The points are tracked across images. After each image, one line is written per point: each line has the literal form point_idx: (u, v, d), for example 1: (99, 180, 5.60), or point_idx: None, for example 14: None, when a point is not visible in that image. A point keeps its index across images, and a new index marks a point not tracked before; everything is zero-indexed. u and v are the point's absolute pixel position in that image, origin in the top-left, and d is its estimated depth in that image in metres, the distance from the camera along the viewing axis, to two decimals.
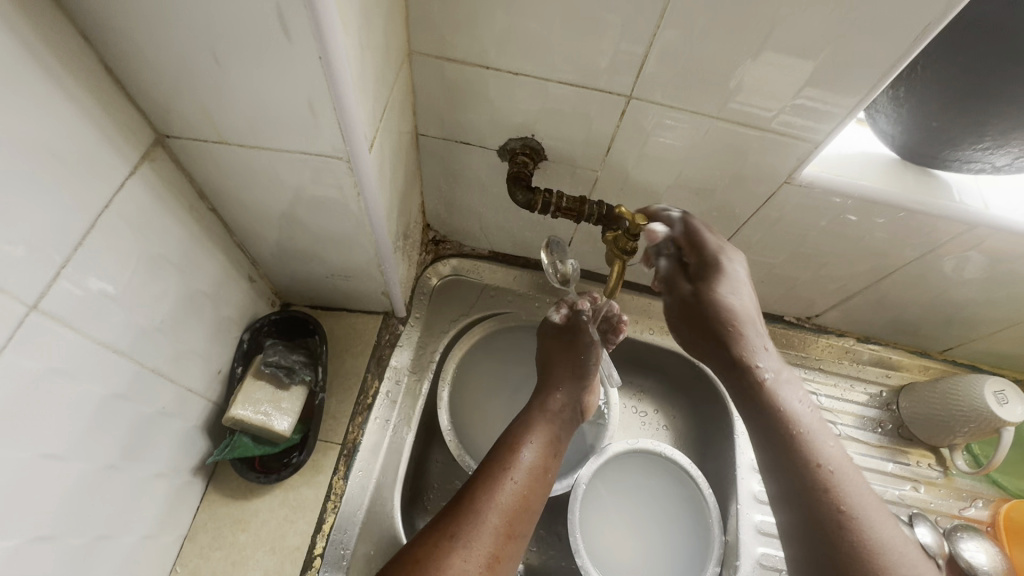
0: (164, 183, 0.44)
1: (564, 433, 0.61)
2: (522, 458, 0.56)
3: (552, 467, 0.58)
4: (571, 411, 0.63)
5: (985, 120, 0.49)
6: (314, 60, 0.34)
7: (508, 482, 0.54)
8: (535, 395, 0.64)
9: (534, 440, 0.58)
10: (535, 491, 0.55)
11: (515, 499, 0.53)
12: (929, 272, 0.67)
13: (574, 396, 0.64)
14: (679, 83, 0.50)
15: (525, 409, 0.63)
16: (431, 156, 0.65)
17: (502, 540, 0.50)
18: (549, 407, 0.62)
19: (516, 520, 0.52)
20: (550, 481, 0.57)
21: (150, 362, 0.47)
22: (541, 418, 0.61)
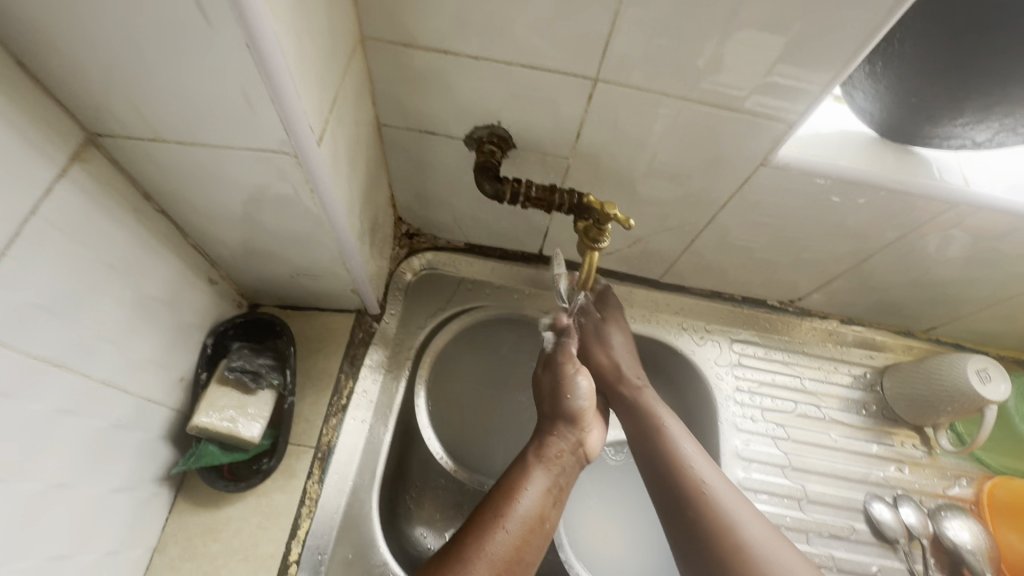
0: (99, 186, 0.42)
1: (564, 480, 0.59)
2: (518, 505, 0.54)
3: (552, 517, 0.56)
4: (570, 457, 0.62)
5: (966, 93, 0.47)
6: (242, 50, 0.32)
7: (503, 530, 0.51)
8: (533, 441, 0.63)
9: (535, 484, 0.56)
10: (530, 541, 0.52)
11: (507, 549, 0.50)
12: (911, 252, 0.66)
13: (574, 439, 0.62)
14: (646, 64, 0.48)
15: (521, 456, 0.60)
16: (396, 147, 0.62)
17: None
18: (550, 452, 0.60)
19: (507, 574, 0.49)
20: (548, 532, 0.55)
21: (97, 374, 0.45)
22: (540, 465, 0.59)
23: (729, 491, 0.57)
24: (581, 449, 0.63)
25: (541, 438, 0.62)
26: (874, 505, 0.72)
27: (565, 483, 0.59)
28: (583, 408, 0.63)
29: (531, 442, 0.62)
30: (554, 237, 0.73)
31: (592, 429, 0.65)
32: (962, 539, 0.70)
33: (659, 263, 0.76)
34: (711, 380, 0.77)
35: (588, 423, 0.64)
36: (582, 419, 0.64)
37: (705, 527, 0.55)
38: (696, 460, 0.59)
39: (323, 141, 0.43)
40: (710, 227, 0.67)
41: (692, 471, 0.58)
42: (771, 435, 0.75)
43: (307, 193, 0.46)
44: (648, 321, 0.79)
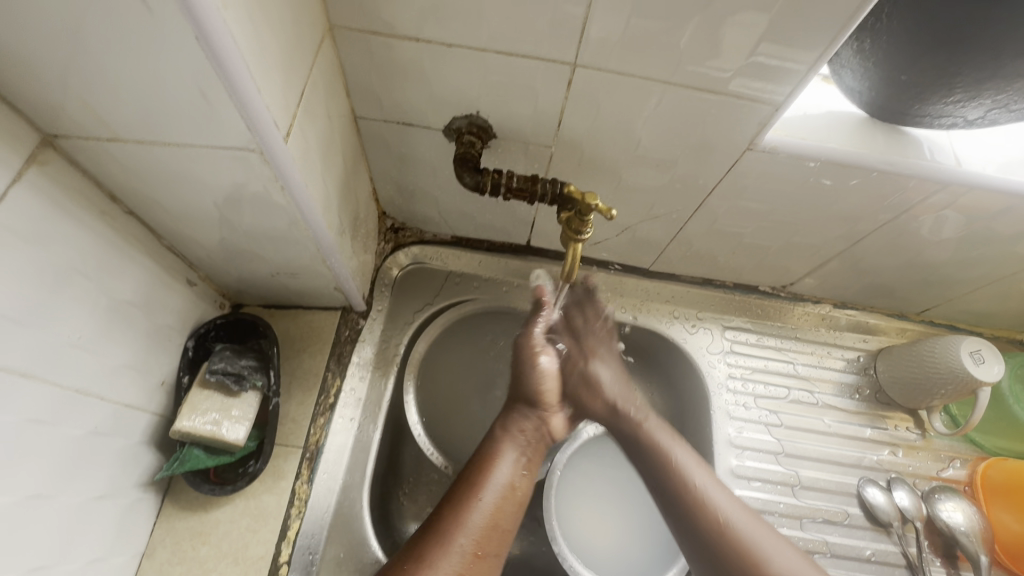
0: (60, 189, 0.41)
1: (532, 453, 0.63)
2: (492, 479, 0.58)
3: (523, 485, 0.59)
4: (537, 432, 0.65)
5: (956, 71, 0.46)
6: (191, 42, 0.31)
7: (477, 502, 0.55)
8: (500, 416, 0.65)
9: (506, 458, 0.60)
10: (505, 509, 0.57)
11: (484, 519, 0.55)
12: (904, 234, 0.65)
13: (539, 417, 0.65)
14: (625, 47, 0.46)
15: (490, 432, 0.63)
16: (374, 140, 0.61)
17: (470, 560, 0.52)
18: (516, 425, 0.63)
19: (485, 541, 0.54)
20: (522, 500, 0.59)
21: (70, 383, 0.45)
22: (509, 438, 0.62)
23: (747, 517, 0.58)
24: (548, 428, 0.66)
25: (508, 412, 0.65)
26: (867, 489, 0.72)
27: (534, 454, 0.63)
28: (546, 388, 0.66)
29: (500, 415, 0.65)
30: (541, 228, 0.72)
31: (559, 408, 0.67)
32: (955, 521, 0.70)
33: (648, 251, 0.74)
34: (703, 368, 0.76)
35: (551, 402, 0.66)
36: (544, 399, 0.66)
37: (727, 556, 0.56)
38: (708, 489, 0.59)
39: (291, 136, 0.42)
40: (698, 214, 0.65)
41: (705, 501, 0.58)
42: (764, 422, 0.74)
43: (279, 191, 0.45)
44: (638, 311, 0.78)
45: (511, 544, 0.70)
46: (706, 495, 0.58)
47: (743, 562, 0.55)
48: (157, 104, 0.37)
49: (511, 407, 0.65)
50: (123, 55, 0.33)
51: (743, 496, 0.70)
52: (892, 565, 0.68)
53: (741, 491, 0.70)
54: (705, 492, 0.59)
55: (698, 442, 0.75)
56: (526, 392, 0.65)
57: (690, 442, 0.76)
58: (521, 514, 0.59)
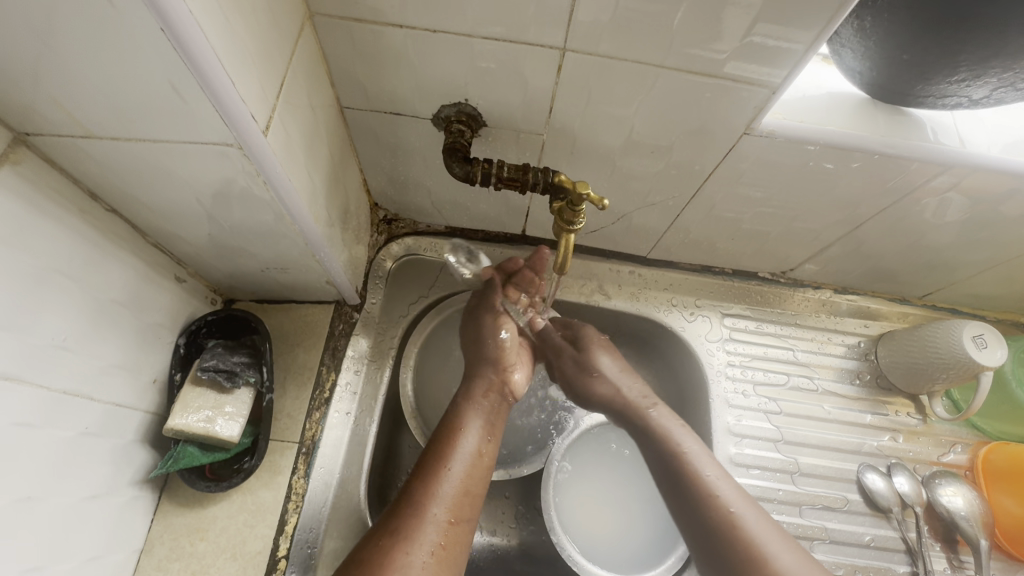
0: (37, 187, 0.41)
1: (496, 417, 0.64)
2: (460, 447, 0.59)
3: (488, 450, 0.61)
4: (499, 395, 0.66)
5: (961, 48, 0.44)
6: (157, 34, 0.30)
7: (446, 472, 0.56)
8: (462, 384, 0.66)
9: (469, 427, 0.61)
10: (473, 475, 0.58)
11: (455, 487, 0.56)
12: (907, 217, 0.63)
13: (498, 379, 0.67)
14: (615, 29, 0.44)
15: (453, 401, 0.65)
16: (362, 130, 0.59)
17: (445, 528, 0.53)
18: (479, 389, 0.65)
19: (459, 507, 0.55)
20: (490, 464, 0.60)
21: (58, 385, 0.45)
22: (471, 405, 0.63)
23: (757, 515, 0.57)
24: (509, 387, 0.68)
25: (470, 380, 0.66)
26: (867, 475, 0.71)
27: (496, 419, 0.64)
28: (506, 349, 0.68)
29: (462, 384, 0.67)
30: (535, 217, 0.70)
31: (517, 365, 0.69)
32: (955, 506, 0.70)
33: (645, 239, 0.73)
34: (702, 357, 0.75)
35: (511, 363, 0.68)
36: (504, 360, 0.68)
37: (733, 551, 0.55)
38: (719, 485, 0.59)
39: (271, 128, 0.41)
40: (695, 201, 0.64)
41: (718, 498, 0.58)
42: (763, 409, 0.74)
43: (261, 185, 0.44)
44: (636, 300, 0.77)
45: (511, 534, 0.70)
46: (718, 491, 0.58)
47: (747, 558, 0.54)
48: (129, 99, 0.36)
49: (471, 373, 0.67)
50: (88, 48, 0.32)
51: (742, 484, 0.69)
52: (891, 551, 0.68)
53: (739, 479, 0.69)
54: (717, 489, 0.59)
55: (697, 431, 0.75)
56: (487, 359, 0.67)
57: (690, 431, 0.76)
58: (490, 478, 0.60)
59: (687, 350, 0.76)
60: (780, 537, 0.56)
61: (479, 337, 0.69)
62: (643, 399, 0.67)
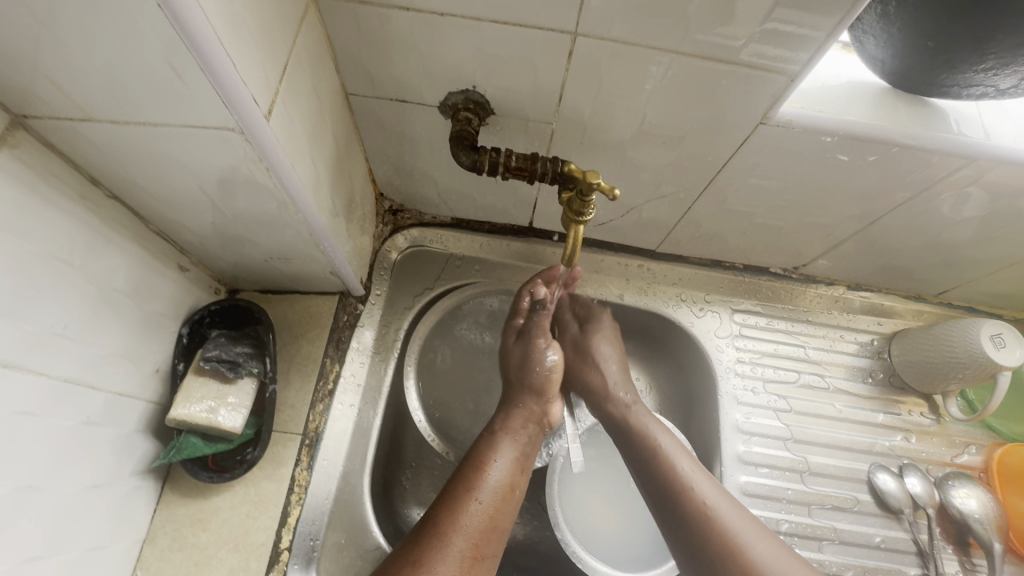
0: (36, 172, 0.40)
1: (530, 450, 0.63)
2: (489, 477, 0.57)
3: (520, 483, 0.59)
4: (537, 427, 0.65)
5: (988, 35, 0.42)
6: (154, 10, 0.29)
7: (475, 502, 0.54)
8: (503, 409, 0.65)
9: (502, 457, 0.59)
10: (502, 509, 0.56)
11: (482, 520, 0.54)
12: (925, 212, 0.61)
13: (538, 411, 0.66)
14: (629, 13, 0.43)
15: (488, 429, 0.63)
16: (368, 117, 0.58)
17: (469, 563, 0.51)
18: (517, 421, 0.63)
19: (483, 540, 0.53)
20: (518, 498, 0.58)
21: (61, 373, 0.44)
22: (507, 436, 0.61)
23: (731, 509, 0.56)
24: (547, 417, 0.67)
25: (510, 410, 0.65)
26: (878, 475, 0.70)
27: (530, 451, 0.62)
28: (551, 378, 0.67)
29: (499, 413, 0.65)
30: (543, 209, 0.69)
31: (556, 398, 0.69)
32: (968, 508, 0.68)
33: (655, 233, 0.72)
34: (711, 353, 0.74)
35: (554, 392, 0.67)
36: (549, 389, 0.67)
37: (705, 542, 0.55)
38: (694, 479, 0.58)
39: (274, 114, 0.40)
40: (707, 194, 0.63)
41: (693, 492, 0.57)
42: (773, 407, 0.72)
43: (264, 173, 0.43)
44: (644, 294, 0.76)
45: (515, 529, 0.70)
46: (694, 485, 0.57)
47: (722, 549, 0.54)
48: (129, 81, 0.35)
49: (514, 402, 0.65)
50: (86, 28, 0.31)
51: (749, 482, 0.68)
52: (901, 553, 0.67)
53: (746, 477, 0.68)
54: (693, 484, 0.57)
55: (705, 428, 0.73)
56: (534, 386, 0.66)
57: (697, 428, 0.75)
58: (517, 512, 0.58)
59: (696, 346, 0.75)
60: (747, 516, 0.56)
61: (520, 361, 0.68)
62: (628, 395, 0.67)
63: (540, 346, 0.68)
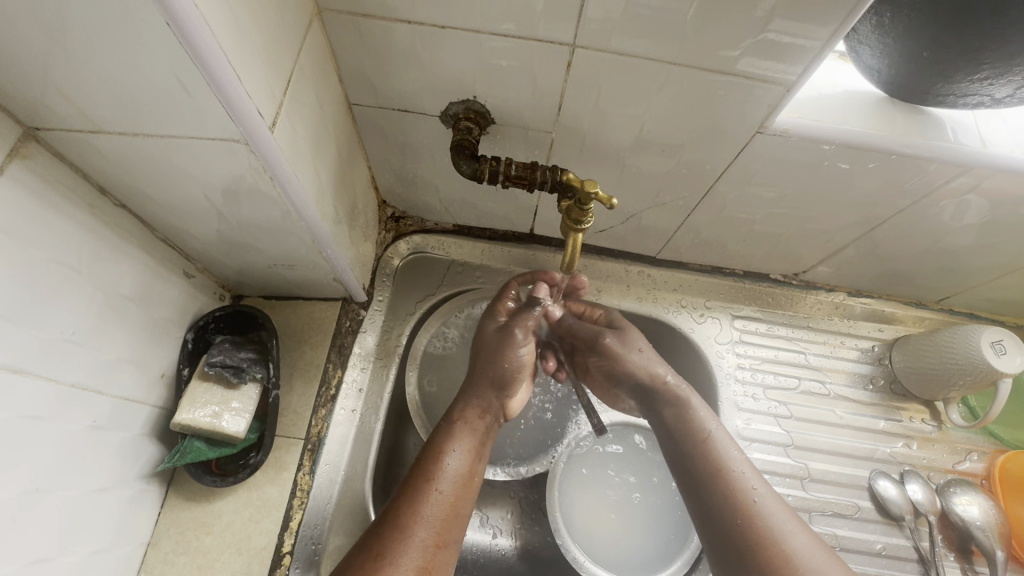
0: (46, 182, 0.41)
1: (488, 437, 0.61)
2: (447, 466, 0.56)
3: (479, 471, 0.58)
4: (495, 415, 0.63)
5: (982, 45, 0.43)
6: (163, 28, 0.30)
7: (433, 493, 0.53)
8: (459, 398, 0.63)
9: (458, 446, 0.58)
10: (462, 496, 0.55)
11: (442, 509, 0.53)
12: (924, 218, 0.62)
13: (498, 398, 0.63)
14: (626, 25, 0.44)
15: (447, 416, 0.61)
16: (371, 126, 0.59)
17: (432, 552, 0.50)
18: (473, 410, 0.61)
19: (446, 529, 0.52)
20: (478, 484, 0.58)
21: (68, 378, 0.45)
22: (464, 424, 0.60)
23: (776, 503, 0.54)
24: (504, 408, 0.65)
25: (467, 397, 0.62)
26: (879, 482, 0.70)
27: (487, 438, 0.61)
28: (519, 370, 0.64)
29: (455, 401, 0.63)
30: (544, 215, 0.70)
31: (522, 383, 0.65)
32: (970, 515, 0.68)
33: (655, 240, 0.72)
34: (711, 359, 0.74)
35: (516, 384, 0.64)
36: (512, 382, 0.64)
37: (747, 542, 0.51)
38: (723, 442, 0.58)
39: (278, 126, 0.41)
40: (706, 201, 0.63)
41: (716, 448, 0.57)
42: (773, 413, 0.73)
43: (267, 182, 0.44)
44: (644, 300, 0.76)
45: (518, 535, 0.70)
46: (741, 477, 0.55)
47: (765, 550, 0.50)
48: (137, 94, 0.36)
49: (471, 390, 0.63)
50: (95, 41, 0.32)
51: None
52: (903, 560, 0.67)
53: None
54: (722, 446, 0.57)
55: None
56: (500, 377, 0.63)
57: None
58: (478, 497, 0.57)
59: (696, 352, 0.75)
60: (765, 485, 0.56)
61: (492, 349, 0.64)
62: (676, 382, 0.62)
63: (515, 339, 0.63)
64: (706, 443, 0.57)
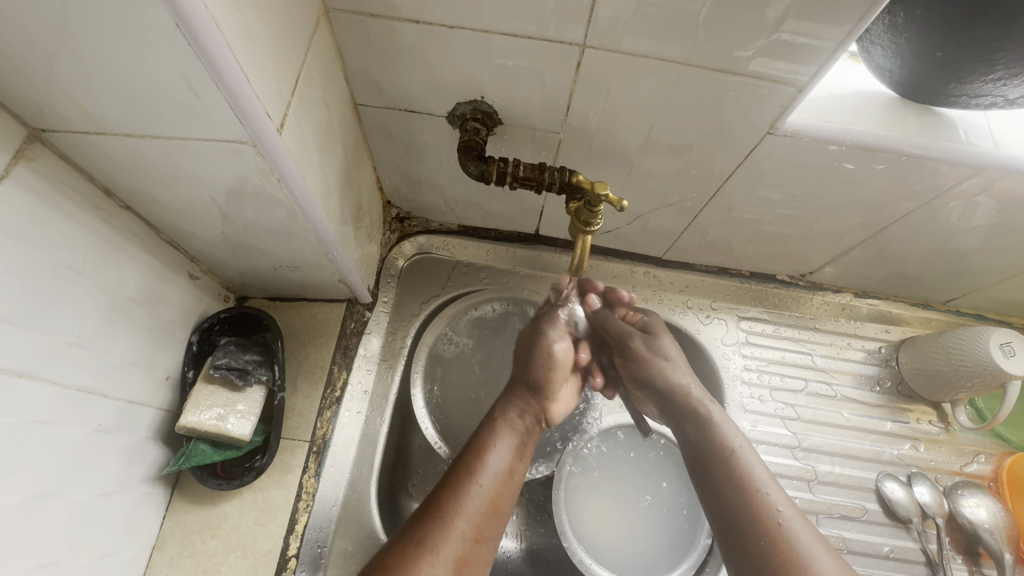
0: (52, 184, 0.41)
1: (528, 439, 0.61)
2: (490, 462, 0.56)
3: (519, 470, 0.58)
4: (535, 417, 0.64)
5: (997, 45, 0.42)
6: (172, 29, 0.30)
7: (475, 485, 0.53)
8: (504, 398, 0.64)
9: (502, 444, 0.58)
10: (504, 494, 0.55)
11: (482, 503, 0.53)
12: (934, 219, 0.61)
13: (539, 400, 0.65)
14: (637, 25, 0.43)
15: (490, 415, 0.62)
16: (376, 127, 0.59)
17: (470, 545, 0.50)
18: (515, 410, 0.63)
19: (485, 523, 0.52)
20: (518, 484, 0.57)
21: (73, 381, 0.45)
22: (506, 423, 0.60)
23: (798, 521, 0.54)
24: (546, 413, 0.66)
25: (511, 397, 0.64)
26: (886, 484, 0.70)
27: (528, 440, 0.61)
28: (555, 368, 0.66)
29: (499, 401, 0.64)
30: (549, 216, 0.69)
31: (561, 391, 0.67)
32: (978, 518, 0.68)
33: (661, 240, 0.72)
34: (718, 361, 0.74)
35: (557, 387, 0.66)
36: (552, 382, 0.66)
37: (770, 561, 0.51)
38: (752, 463, 0.59)
39: (286, 128, 0.41)
40: (713, 202, 0.63)
41: (741, 465, 0.58)
42: (780, 415, 0.72)
43: (275, 184, 0.43)
44: (650, 302, 0.76)
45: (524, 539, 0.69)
46: (765, 495, 0.56)
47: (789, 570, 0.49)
48: (145, 95, 0.35)
49: (514, 391, 0.65)
50: (102, 43, 0.31)
51: None
52: (911, 562, 0.66)
53: None
54: (750, 466, 0.58)
55: None
56: (539, 375, 0.65)
57: None
58: (516, 498, 0.57)
59: (702, 353, 0.75)
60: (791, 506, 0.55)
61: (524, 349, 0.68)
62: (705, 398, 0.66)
63: (549, 338, 0.68)
64: (730, 458, 0.59)
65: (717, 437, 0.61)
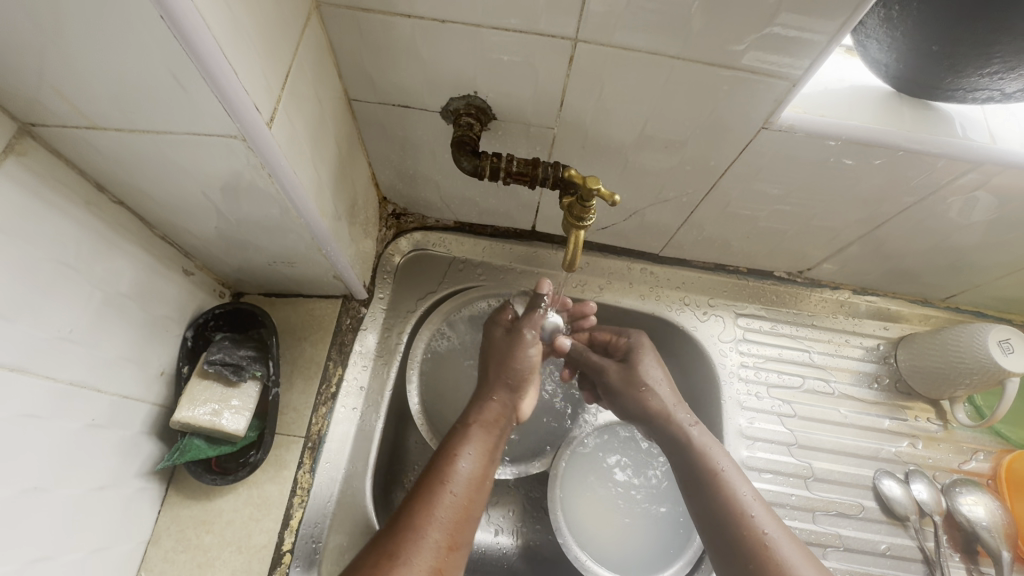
0: (43, 179, 0.41)
1: (498, 442, 0.61)
2: (460, 468, 0.56)
3: (489, 474, 0.58)
4: (507, 419, 0.64)
5: (993, 39, 0.42)
6: (157, 22, 0.30)
7: (448, 493, 0.53)
8: (474, 402, 0.64)
9: (471, 450, 0.58)
10: (476, 499, 0.55)
11: (456, 510, 0.52)
12: (932, 215, 0.61)
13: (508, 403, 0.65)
14: (629, 19, 0.43)
15: (459, 421, 0.62)
16: (370, 122, 0.58)
17: (445, 553, 0.49)
18: (487, 415, 0.62)
19: (459, 530, 0.51)
20: (490, 486, 0.57)
21: (65, 376, 0.45)
22: (477, 428, 0.60)
23: (784, 536, 0.53)
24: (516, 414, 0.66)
25: (484, 402, 0.64)
26: (884, 481, 0.69)
27: (497, 442, 0.61)
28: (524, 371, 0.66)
29: (470, 406, 0.64)
30: (545, 212, 0.69)
31: (529, 393, 0.68)
32: (976, 515, 0.68)
33: (658, 236, 0.72)
34: (715, 357, 0.74)
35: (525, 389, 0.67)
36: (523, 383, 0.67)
37: None
38: (738, 481, 0.57)
39: (276, 121, 0.41)
40: (709, 198, 0.62)
41: (727, 484, 0.57)
42: (777, 413, 0.72)
43: (266, 179, 0.43)
44: (647, 298, 0.75)
45: (519, 536, 0.69)
46: (753, 517, 0.54)
47: None
48: (132, 90, 0.35)
49: (488, 392, 0.65)
50: (87, 36, 0.31)
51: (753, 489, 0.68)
52: (908, 560, 0.66)
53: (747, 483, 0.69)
54: (736, 484, 0.57)
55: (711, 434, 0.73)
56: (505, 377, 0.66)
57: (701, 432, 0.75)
58: (488, 500, 0.57)
59: (699, 350, 0.74)
60: (776, 521, 0.54)
61: (505, 357, 0.66)
62: (687, 419, 0.63)
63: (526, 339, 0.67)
64: (716, 477, 0.57)
65: (703, 455, 0.59)
